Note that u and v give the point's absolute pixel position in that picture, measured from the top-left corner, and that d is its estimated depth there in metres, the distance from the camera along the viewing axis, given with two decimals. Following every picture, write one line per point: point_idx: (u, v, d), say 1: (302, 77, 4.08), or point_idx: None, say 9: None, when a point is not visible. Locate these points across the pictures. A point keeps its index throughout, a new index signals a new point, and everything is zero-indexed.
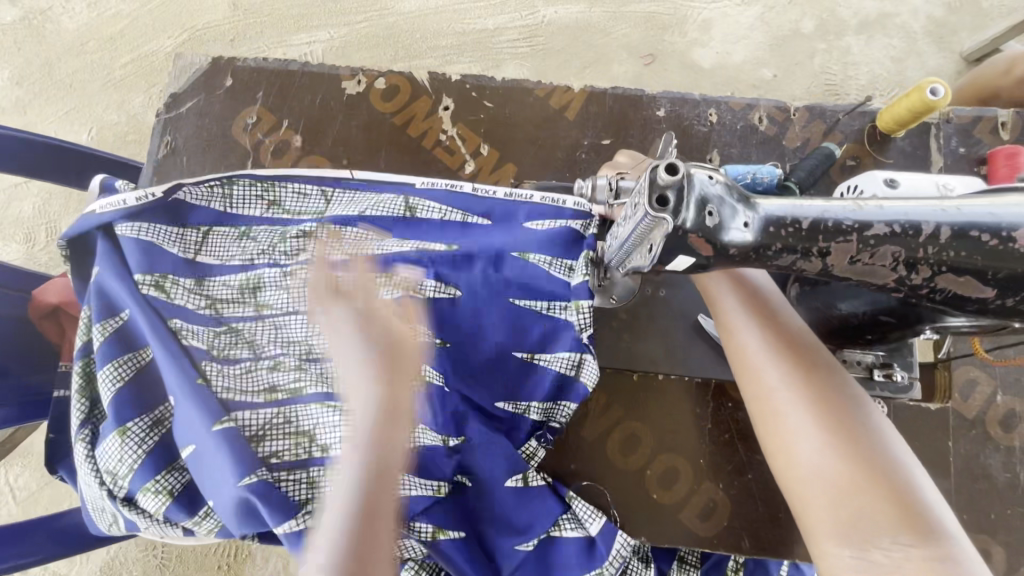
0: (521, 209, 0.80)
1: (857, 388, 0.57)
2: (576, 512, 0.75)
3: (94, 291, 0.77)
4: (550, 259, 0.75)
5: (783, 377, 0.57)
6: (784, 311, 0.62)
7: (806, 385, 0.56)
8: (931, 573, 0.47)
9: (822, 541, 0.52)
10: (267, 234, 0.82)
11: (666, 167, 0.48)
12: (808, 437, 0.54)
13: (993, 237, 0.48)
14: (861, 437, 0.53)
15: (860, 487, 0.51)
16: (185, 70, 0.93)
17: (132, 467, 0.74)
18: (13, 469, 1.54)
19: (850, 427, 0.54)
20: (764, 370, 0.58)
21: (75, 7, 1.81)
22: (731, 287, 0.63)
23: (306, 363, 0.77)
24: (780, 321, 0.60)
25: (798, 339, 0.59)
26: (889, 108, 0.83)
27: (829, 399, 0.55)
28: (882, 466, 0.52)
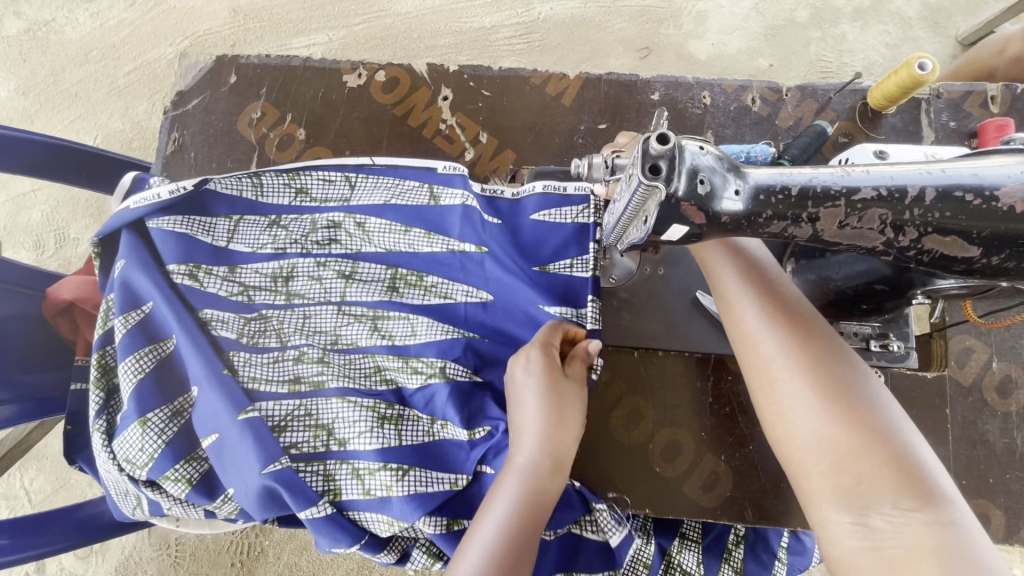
0: (528, 199, 0.85)
1: (853, 355, 0.58)
2: (598, 519, 0.76)
3: (119, 283, 0.79)
4: (570, 261, 0.82)
5: (780, 345, 0.57)
6: (779, 279, 0.62)
7: (802, 351, 0.56)
8: (929, 536, 0.48)
9: (822, 507, 0.52)
10: (297, 223, 0.84)
11: (657, 138, 0.50)
12: (807, 406, 0.54)
13: (976, 197, 0.50)
14: (858, 403, 0.54)
15: (858, 453, 0.51)
16: (190, 69, 0.95)
17: (152, 456, 0.77)
18: (29, 472, 1.57)
19: (847, 394, 0.54)
20: (761, 340, 0.58)
21: (79, 18, 1.84)
22: (725, 256, 0.63)
23: (330, 352, 0.81)
24: (775, 288, 0.60)
25: (792, 306, 0.59)
26: (880, 85, 0.84)
27: (828, 368, 0.55)
28: (879, 431, 0.52)
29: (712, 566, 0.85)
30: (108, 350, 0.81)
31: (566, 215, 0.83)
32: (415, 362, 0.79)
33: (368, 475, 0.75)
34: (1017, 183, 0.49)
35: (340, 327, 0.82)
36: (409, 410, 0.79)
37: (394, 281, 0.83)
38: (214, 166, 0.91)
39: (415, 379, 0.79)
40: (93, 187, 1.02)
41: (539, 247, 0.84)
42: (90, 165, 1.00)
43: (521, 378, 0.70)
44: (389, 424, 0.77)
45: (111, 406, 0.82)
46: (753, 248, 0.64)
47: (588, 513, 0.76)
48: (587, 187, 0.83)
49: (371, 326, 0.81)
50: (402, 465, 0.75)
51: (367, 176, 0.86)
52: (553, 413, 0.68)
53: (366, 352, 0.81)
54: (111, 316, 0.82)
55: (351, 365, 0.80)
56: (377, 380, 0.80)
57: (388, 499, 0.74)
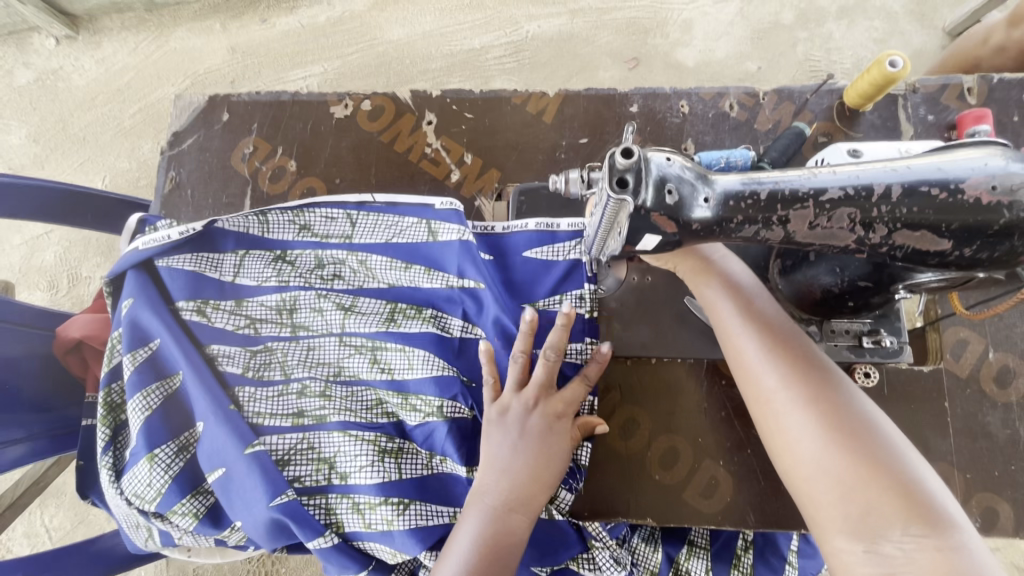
0: (519, 235, 0.86)
1: (852, 384, 0.59)
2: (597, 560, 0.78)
3: (126, 321, 0.81)
4: (559, 297, 0.83)
5: (781, 379, 0.58)
6: (774, 308, 0.64)
7: (802, 383, 0.58)
8: (940, 562, 0.48)
9: (833, 537, 0.53)
10: (302, 258, 0.86)
11: (622, 152, 0.51)
12: (810, 435, 0.55)
13: (942, 191, 0.51)
14: (860, 430, 0.55)
15: (865, 482, 0.52)
16: (184, 109, 0.99)
17: (160, 491, 0.79)
18: (49, 509, 1.60)
19: (849, 423, 0.55)
20: (762, 374, 0.60)
21: (85, 65, 1.92)
22: (718, 288, 0.65)
23: (333, 384, 0.82)
24: (771, 320, 0.62)
25: (790, 338, 0.61)
26: (855, 84, 0.85)
27: (828, 397, 0.57)
28: (881, 457, 0.53)
29: (720, 571, 0.88)
30: (116, 386, 0.84)
31: (557, 252, 0.84)
32: (414, 399, 0.80)
33: (368, 509, 0.77)
34: (981, 175, 0.50)
35: (342, 359, 0.83)
36: (409, 443, 0.81)
37: (394, 314, 0.84)
38: (210, 202, 0.94)
39: (413, 416, 0.80)
40: (97, 227, 1.06)
41: (532, 285, 0.84)
42: (96, 207, 1.03)
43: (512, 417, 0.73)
44: (390, 458, 0.78)
45: (117, 443, 0.84)
46: (747, 278, 0.66)
47: (587, 551, 0.79)
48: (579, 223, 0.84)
49: (371, 358, 0.83)
50: (402, 499, 0.77)
51: (368, 213, 0.86)
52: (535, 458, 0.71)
53: (368, 385, 0.82)
54: (117, 353, 0.84)
55: (352, 398, 0.82)
56: (378, 413, 0.81)
57: (390, 532, 0.76)
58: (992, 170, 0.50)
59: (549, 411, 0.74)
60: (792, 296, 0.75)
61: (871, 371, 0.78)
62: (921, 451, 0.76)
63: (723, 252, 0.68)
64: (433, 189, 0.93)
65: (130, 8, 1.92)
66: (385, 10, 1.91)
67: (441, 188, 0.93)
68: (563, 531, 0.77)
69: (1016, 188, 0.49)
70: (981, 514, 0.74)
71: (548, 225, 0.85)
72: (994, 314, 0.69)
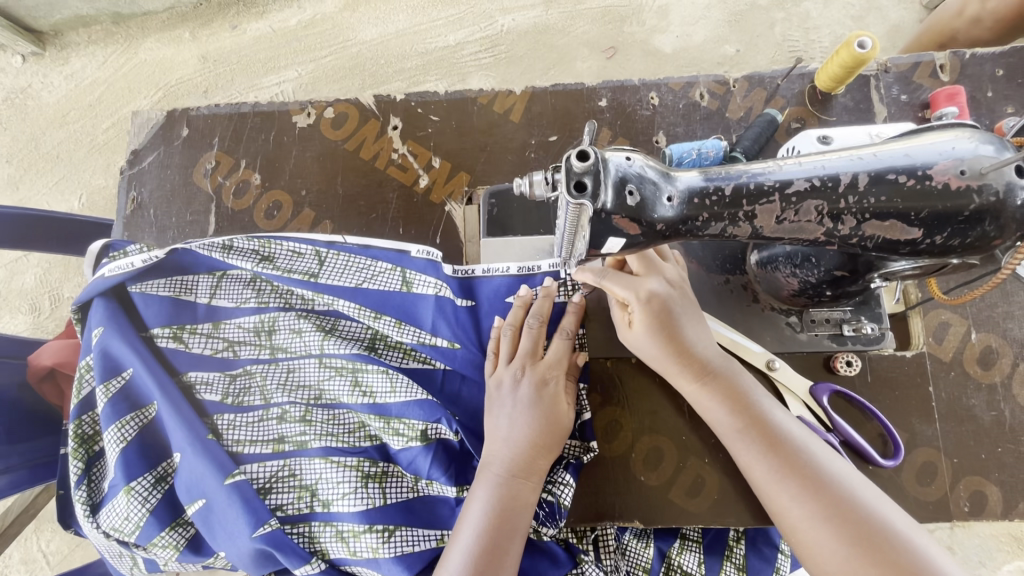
0: (501, 279, 0.82)
1: (814, 441, 0.66)
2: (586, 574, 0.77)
3: (97, 350, 0.79)
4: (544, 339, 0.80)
5: (757, 451, 0.65)
6: (739, 376, 0.69)
7: (777, 456, 0.64)
8: None
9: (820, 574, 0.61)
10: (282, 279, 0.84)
11: (578, 155, 0.49)
12: (790, 496, 0.62)
13: (909, 178, 0.49)
14: (831, 488, 0.61)
15: (852, 540, 0.58)
16: (143, 126, 0.96)
17: (138, 524, 0.77)
18: (45, 534, 1.58)
19: (823, 485, 0.62)
20: (739, 446, 0.67)
21: (53, 82, 1.87)
22: (684, 372, 0.69)
23: (313, 409, 0.80)
24: (740, 394, 0.68)
25: (756, 411, 0.67)
26: (825, 68, 0.83)
27: (798, 460, 0.63)
28: (856, 511, 0.60)
29: (712, 566, 0.88)
30: (92, 415, 0.82)
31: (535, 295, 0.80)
32: (397, 423, 0.78)
33: (352, 537, 0.75)
34: (949, 159, 0.49)
35: (323, 382, 0.81)
36: (394, 466, 0.79)
37: (375, 340, 0.82)
38: (174, 221, 0.92)
39: (396, 440, 0.78)
40: (63, 250, 1.03)
41: None
42: (61, 230, 1.00)
43: (509, 389, 0.73)
44: (374, 483, 0.77)
45: (91, 475, 0.81)
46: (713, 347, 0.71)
47: (576, 567, 0.78)
48: (558, 263, 0.79)
49: (352, 381, 0.80)
50: (387, 526, 0.75)
51: (338, 253, 0.83)
52: (535, 426, 0.71)
53: (350, 408, 0.80)
54: (87, 383, 0.81)
55: (334, 422, 0.80)
56: (361, 437, 0.79)
57: (376, 560, 0.74)
58: (960, 154, 0.49)
59: (539, 378, 0.73)
60: (769, 289, 0.75)
61: (854, 359, 0.77)
62: (907, 438, 0.75)
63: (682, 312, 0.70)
64: (401, 196, 0.90)
65: (96, 21, 1.88)
66: (357, 11, 1.87)
67: (410, 195, 0.90)
68: (550, 549, 0.78)
69: (985, 171, 0.48)
70: (970, 498, 0.74)
71: (529, 268, 0.81)
72: (966, 301, 0.66)
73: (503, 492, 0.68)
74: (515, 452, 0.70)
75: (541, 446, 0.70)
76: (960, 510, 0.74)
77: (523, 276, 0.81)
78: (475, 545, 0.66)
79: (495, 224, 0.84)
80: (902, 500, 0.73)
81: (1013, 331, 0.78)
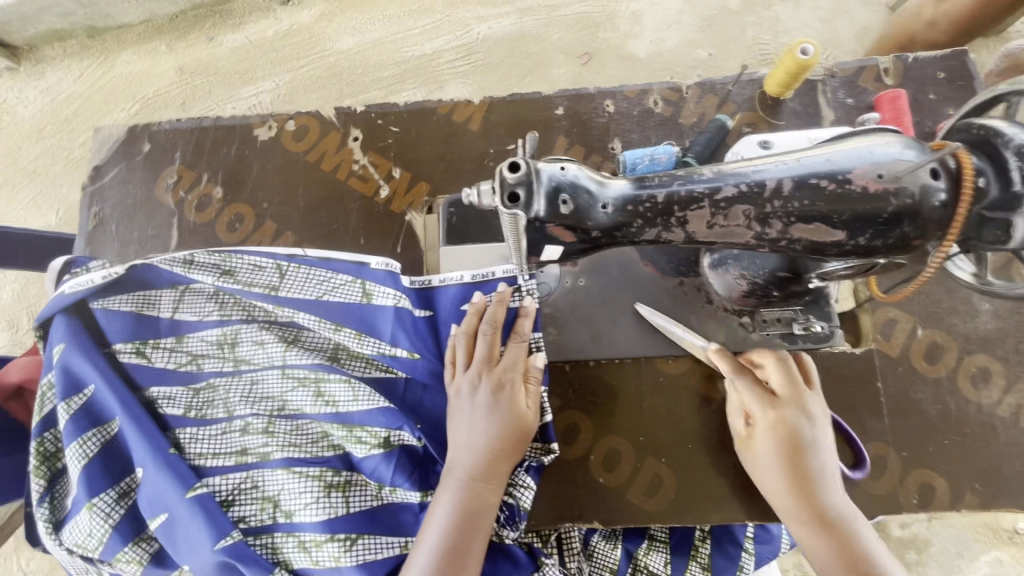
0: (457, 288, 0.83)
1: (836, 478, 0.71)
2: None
3: (58, 367, 0.79)
4: None
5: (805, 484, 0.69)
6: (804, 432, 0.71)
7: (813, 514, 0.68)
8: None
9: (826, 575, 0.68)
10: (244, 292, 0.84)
11: (510, 166, 0.51)
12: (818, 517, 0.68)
13: (830, 182, 0.51)
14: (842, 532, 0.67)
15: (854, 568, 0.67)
16: (105, 142, 0.97)
17: (101, 540, 0.77)
18: (24, 554, 1.56)
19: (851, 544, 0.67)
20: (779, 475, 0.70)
21: (28, 97, 1.86)
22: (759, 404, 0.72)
23: (276, 420, 0.80)
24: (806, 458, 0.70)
25: (828, 504, 0.68)
26: (772, 74, 0.86)
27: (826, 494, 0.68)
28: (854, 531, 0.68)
29: (678, 566, 0.89)
30: (55, 431, 0.82)
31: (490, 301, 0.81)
32: (359, 431, 0.78)
33: (315, 547, 0.75)
34: (868, 164, 0.51)
35: (286, 393, 0.81)
36: (358, 475, 0.79)
37: (338, 351, 0.83)
38: (136, 236, 0.92)
39: (359, 448, 0.78)
40: (29, 267, 1.03)
41: None
42: (27, 247, 1.01)
43: (467, 396, 0.74)
44: (336, 492, 0.77)
45: (54, 492, 0.81)
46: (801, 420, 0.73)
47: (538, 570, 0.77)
48: (513, 270, 0.81)
49: (315, 391, 0.80)
50: (350, 534, 0.76)
51: (299, 265, 0.83)
52: (493, 431, 0.71)
53: (313, 419, 0.80)
54: (49, 400, 0.82)
55: (297, 432, 0.80)
56: (324, 446, 0.80)
57: (339, 569, 0.75)
58: (878, 158, 0.51)
59: (495, 383, 0.74)
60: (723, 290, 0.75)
61: (806, 358, 0.79)
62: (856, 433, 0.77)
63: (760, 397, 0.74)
64: (362, 207, 0.91)
65: (70, 35, 1.88)
66: (333, 21, 1.88)
67: (371, 205, 0.91)
68: (512, 553, 0.77)
69: (901, 174, 0.50)
70: (919, 491, 0.75)
71: (484, 275, 0.82)
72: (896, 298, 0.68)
73: (464, 497, 0.69)
74: (474, 457, 0.71)
75: (500, 451, 0.71)
76: (910, 502, 0.75)
77: (478, 283, 0.82)
78: (438, 548, 0.68)
79: (454, 231, 0.85)
80: (852, 493, 0.75)
81: (959, 326, 0.80)
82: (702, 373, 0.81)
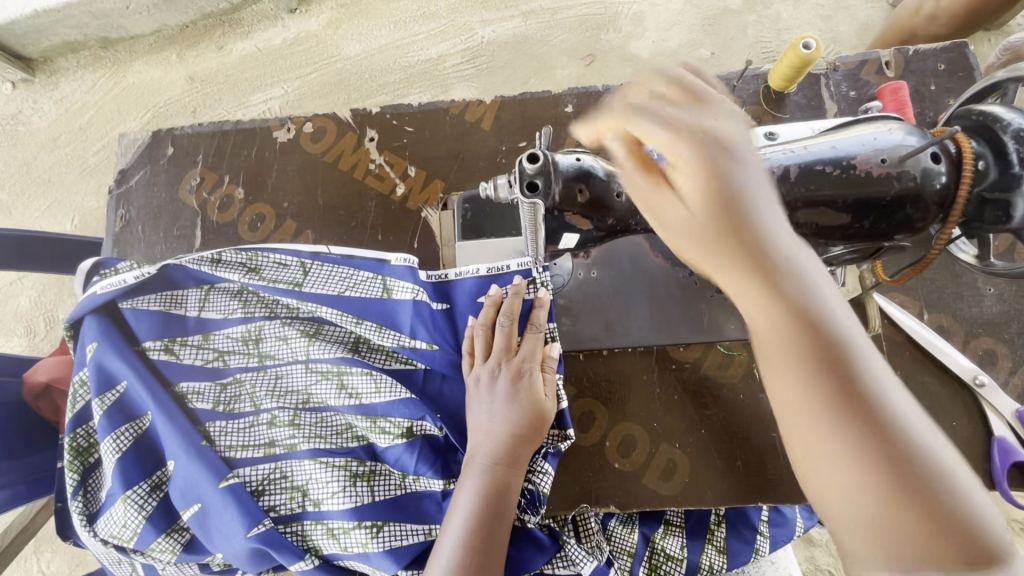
0: (474, 281, 0.85)
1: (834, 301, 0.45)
2: (570, 555, 0.79)
3: (91, 365, 0.82)
4: None
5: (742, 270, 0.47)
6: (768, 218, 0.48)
7: (782, 297, 0.45)
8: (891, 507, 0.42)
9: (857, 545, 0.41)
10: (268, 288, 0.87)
11: (528, 158, 0.53)
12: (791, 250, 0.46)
13: (835, 168, 0.54)
14: (919, 460, 0.41)
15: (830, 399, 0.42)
16: (130, 147, 1.00)
17: (136, 530, 0.80)
18: (45, 554, 1.59)
19: (880, 406, 0.43)
20: None
21: (44, 107, 1.91)
22: None
23: (301, 412, 0.83)
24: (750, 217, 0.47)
25: None
26: (776, 69, 0.88)
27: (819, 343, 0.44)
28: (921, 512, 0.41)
29: (695, 549, 0.91)
30: (89, 427, 0.85)
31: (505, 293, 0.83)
32: (382, 422, 0.81)
33: (342, 533, 0.78)
34: (870, 150, 0.53)
35: (310, 386, 0.84)
36: (382, 465, 0.82)
37: (359, 344, 0.85)
38: (161, 236, 0.95)
39: (383, 438, 0.81)
40: (57, 269, 1.06)
41: None
42: (54, 249, 1.04)
43: (488, 385, 0.76)
44: (362, 481, 0.80)
45: (88, 486, 0.84)
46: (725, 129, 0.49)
47: (559, 551, 0.80)
48: (528, 262, 0.82)
49: (338, 384, 0.83)
50: (376, 521, 0.78)
51: (322, 263, 0.86)
52: (513, 417, 0.74)
53: (336, 411, 0.83)
54: (81, 398, 0.84)
55: (321, 424, 0.83)
56: (348, 438, 0.82)
57: (366, 554, 0.77)
58: (880, 144, 0.54)
59: (514, 372, 0.76)
60: None
61: None
62: None
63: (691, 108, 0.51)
64: (379, 205, 0.94)
65: (84, 46, 1.92)
66: (341, 27, 1.92)
67: (388, 203, 0.94)
68: (534, 536, 0.79)
69: (903, 159, 0.53)
70: None
71: (500, 268, 0.84)
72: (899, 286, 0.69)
73: (488, 482, 0.71)
74: (495, 443, 0.73)
75: (520, 438, 0.73)
76: None
77: (492, 277, 0.84)
78: (465, 532, 0.69)
79: (469, 227, 0.86)
80: None
81: (964, 310, 0.82)
82: (714, 361, 0.83)
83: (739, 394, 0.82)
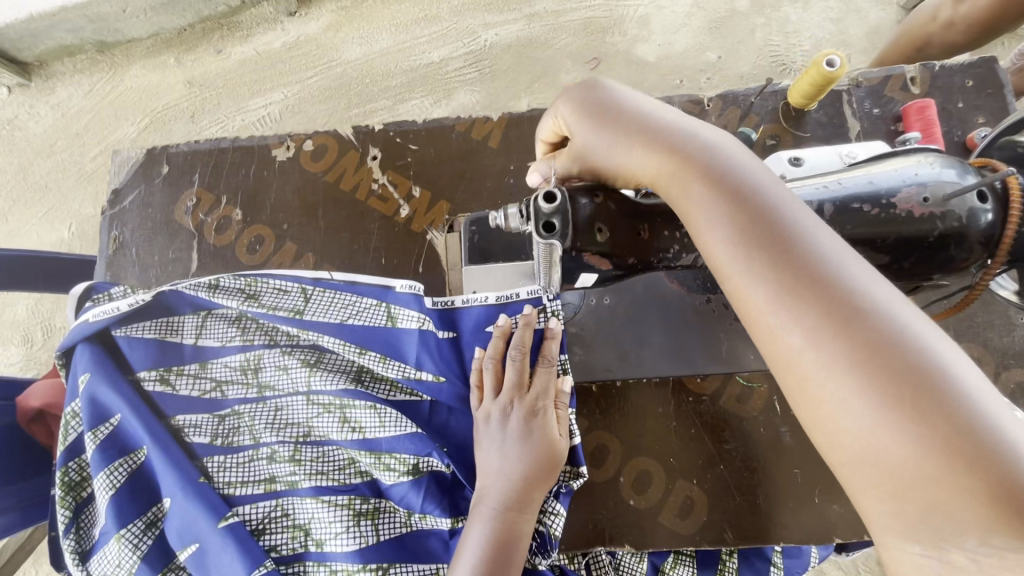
0: (482, 308, 0.81)
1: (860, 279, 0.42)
2: None
3: (84, 397, 0.79)
4: None
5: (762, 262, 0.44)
6: (759, 185, 0.47)
7: (781, 265, 0.43)
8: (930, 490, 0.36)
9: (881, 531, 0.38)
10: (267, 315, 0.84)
11: (544, 197, 0.50)
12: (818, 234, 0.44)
13: (874, 207, 0.50)
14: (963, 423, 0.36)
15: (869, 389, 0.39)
16: (123, 165, 0.97)
17: (130, 571, 0.76)
18: (43, 570, 1.56)
19: (900, 357, 0.38)
20: None
21: (40, 112, 1.87)
22: None
23: (302, 447, 0.80)
24: (740, 191, 0.47)
25: None
26: (796, 85, 0.84)
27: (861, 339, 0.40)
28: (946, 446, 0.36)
29: None
30: (81, 460, 0.82)
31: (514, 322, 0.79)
32: (387, 458, 0.78)
33: None
34: (912, 187, 0.50)
35: (311, 419, 0.81)
36: (386, 502, 0.79)
37: (362, 374, 0.82)
38: (156, 259, 0.92)
39: (387, 475, 0.78)
40: (50, 289, 1.03)
41: None
42: (46, 269, 1.00)
43: (499, 422, 0.73)
44: (366, 520, 0.77)
45: (80, 522, 0.80)
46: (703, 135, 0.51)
47: None
48: (539, 290, 0.78)
49: (341, 417, 0.80)
50: (381, 564, 0.75)
51: (323, 289, 0.82)
52: (524, 455, 0.71)
53: (339, 445, 0.80)
54: (74, 430, 0.81)
55: (323, 460, 0.79)
56: (351, 474, 0.79)
57: None
58: (923, 179, 0.50)
59: (526, 409, 0.73)
60: None
61: None
62: None
63: (646, 110, 0.55)
64: (383, 226, 0.90)
65: (80, 50, 1.89)
66: (341, 30, 1.88)
67: (392, 225, 0.90)
68: None
69: (948, 198, 0.49)
70: None
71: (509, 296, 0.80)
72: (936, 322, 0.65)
73: (498, 525, 0.68)
74: (505, 484, 0.70)
75: (531, 479, 0.70)
76: None
77: (501, 306, 0.80)
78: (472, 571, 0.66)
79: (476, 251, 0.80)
80: None
81: (995, 341, 0.78)
82: (733, 393, 0.80)
83: (758, 427, 0.79)
